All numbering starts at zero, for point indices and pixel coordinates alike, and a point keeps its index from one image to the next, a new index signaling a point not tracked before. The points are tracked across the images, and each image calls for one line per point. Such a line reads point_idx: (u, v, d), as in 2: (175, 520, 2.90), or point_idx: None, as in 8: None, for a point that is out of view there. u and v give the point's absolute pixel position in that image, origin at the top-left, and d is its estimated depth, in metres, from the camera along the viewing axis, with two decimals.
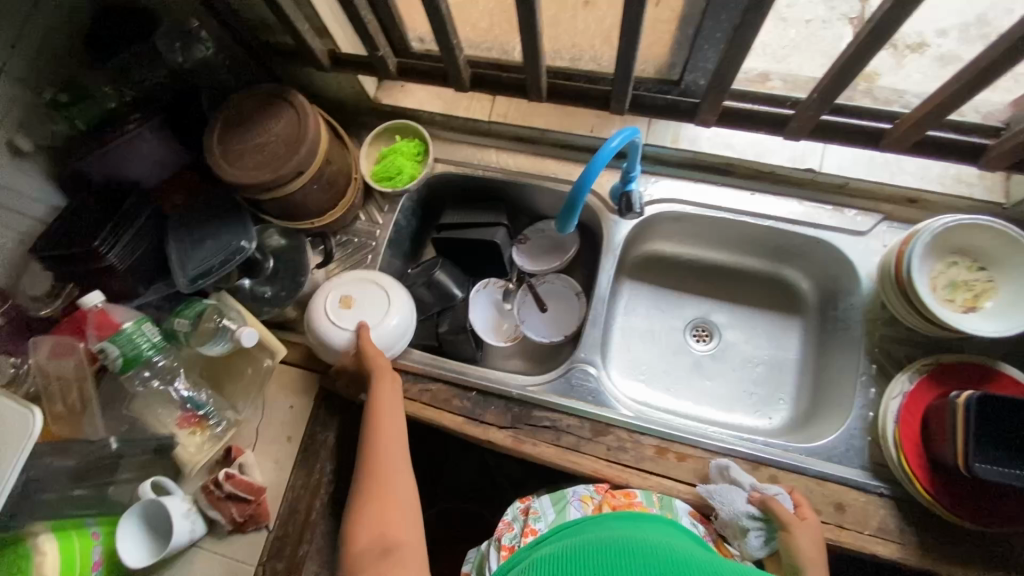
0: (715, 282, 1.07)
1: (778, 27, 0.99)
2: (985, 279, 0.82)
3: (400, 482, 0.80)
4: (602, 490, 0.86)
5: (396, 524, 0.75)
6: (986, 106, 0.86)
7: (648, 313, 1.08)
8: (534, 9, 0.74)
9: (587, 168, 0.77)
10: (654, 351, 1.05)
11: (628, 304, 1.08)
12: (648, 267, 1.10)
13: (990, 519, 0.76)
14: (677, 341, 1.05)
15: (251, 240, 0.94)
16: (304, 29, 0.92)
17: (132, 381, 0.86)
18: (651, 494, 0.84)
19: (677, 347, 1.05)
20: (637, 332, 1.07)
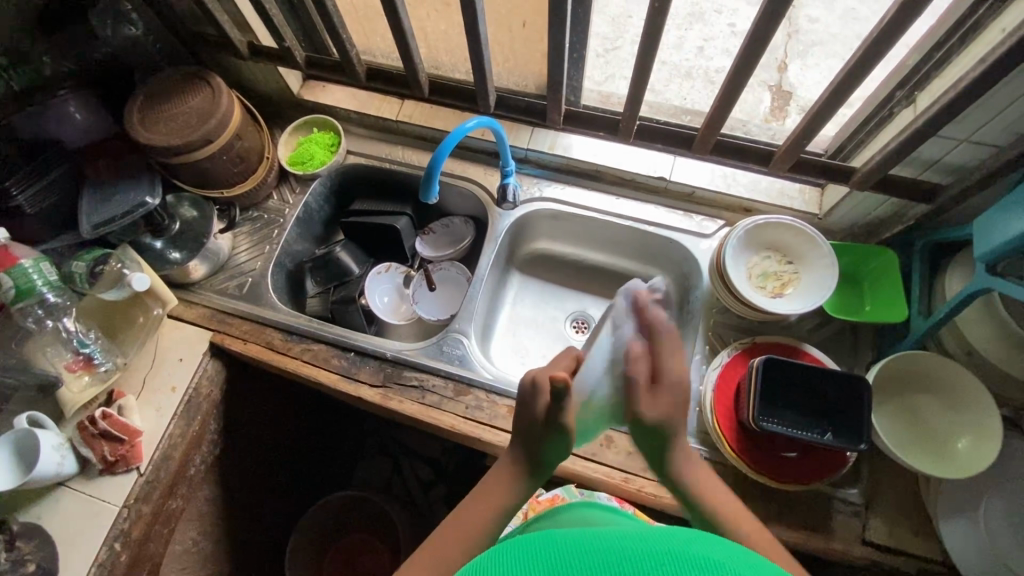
0: (596, 280, 1.22)
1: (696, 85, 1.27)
2: (791, 271, 0.95)
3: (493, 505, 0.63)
4: (530, 500, 0.94)
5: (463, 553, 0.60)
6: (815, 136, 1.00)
7: (534, 303, 1.22)
8: (399, 14, 0.83)
9: (440, 148, 0.84)
10: (536, 336, 1.18)
11: (517, 295, 1.22)
12: (540, 264, 1.24)
13: (790, 476, 0.85)
14: (554, 328, 1.19)
15: (155, 196, 0.98)
16: (224, 20, 0.97)
17: (25, 315, 0.93)
18: (571, 488, 0.92)
19: (554, 335, 1.18)
20: (521, 318, 1.20)
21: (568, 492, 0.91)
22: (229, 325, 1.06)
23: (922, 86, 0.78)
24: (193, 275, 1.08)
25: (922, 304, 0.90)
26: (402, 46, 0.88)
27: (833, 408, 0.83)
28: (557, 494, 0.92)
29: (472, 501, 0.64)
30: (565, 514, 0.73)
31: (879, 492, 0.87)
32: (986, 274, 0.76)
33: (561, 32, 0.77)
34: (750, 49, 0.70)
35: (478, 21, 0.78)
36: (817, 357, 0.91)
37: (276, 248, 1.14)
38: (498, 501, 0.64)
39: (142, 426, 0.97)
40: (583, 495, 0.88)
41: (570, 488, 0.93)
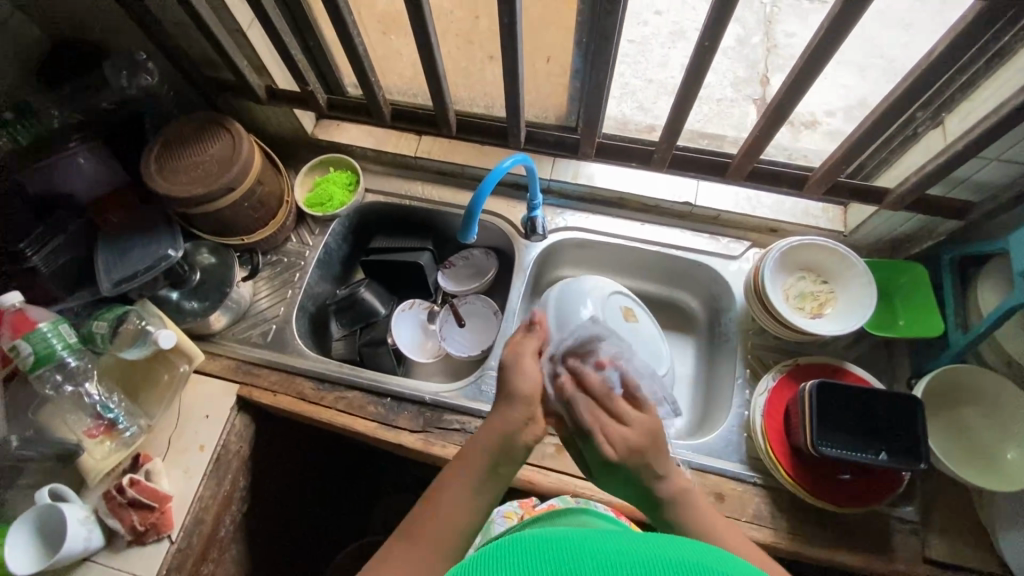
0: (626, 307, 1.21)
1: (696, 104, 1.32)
2: (827, 290, 0.96)
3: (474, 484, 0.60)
4: (527, 505, 0.90)
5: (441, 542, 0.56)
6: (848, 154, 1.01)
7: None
8: (434, 58, 0.82)
9: (479, 189, 0.83)
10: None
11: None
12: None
13: (848, 500, 0.84)
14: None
15: (178, 248, 0.95)
16: (244, 66, 0.95)
17: (44, 383, 0.88)
18: (567, 496, 0.87)
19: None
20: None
21: (564, 499, 0.86)
22: (256, 376, 1.02)
23: (948, 108, 0.80)
24: (215, 326, 1.04)
25: (959, 317, 0.91)
26: (433, 86, 0.88)
27: (886, 427, 0.83)
28: (553, 503, 0.87)
29: (450, 477, 0.61)
30: (562, 519, 0.64)
31: (934, 510, 0.87)
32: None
33: (601, 69, 0.77)
34: (797, 80, 0.71)
35: (516, 60, 0.78)
36: (861, 376, 0.91)
37: (299, 293, 1.10)
38: (475, 486, 0.60)
39: (171, 490, 0.92)
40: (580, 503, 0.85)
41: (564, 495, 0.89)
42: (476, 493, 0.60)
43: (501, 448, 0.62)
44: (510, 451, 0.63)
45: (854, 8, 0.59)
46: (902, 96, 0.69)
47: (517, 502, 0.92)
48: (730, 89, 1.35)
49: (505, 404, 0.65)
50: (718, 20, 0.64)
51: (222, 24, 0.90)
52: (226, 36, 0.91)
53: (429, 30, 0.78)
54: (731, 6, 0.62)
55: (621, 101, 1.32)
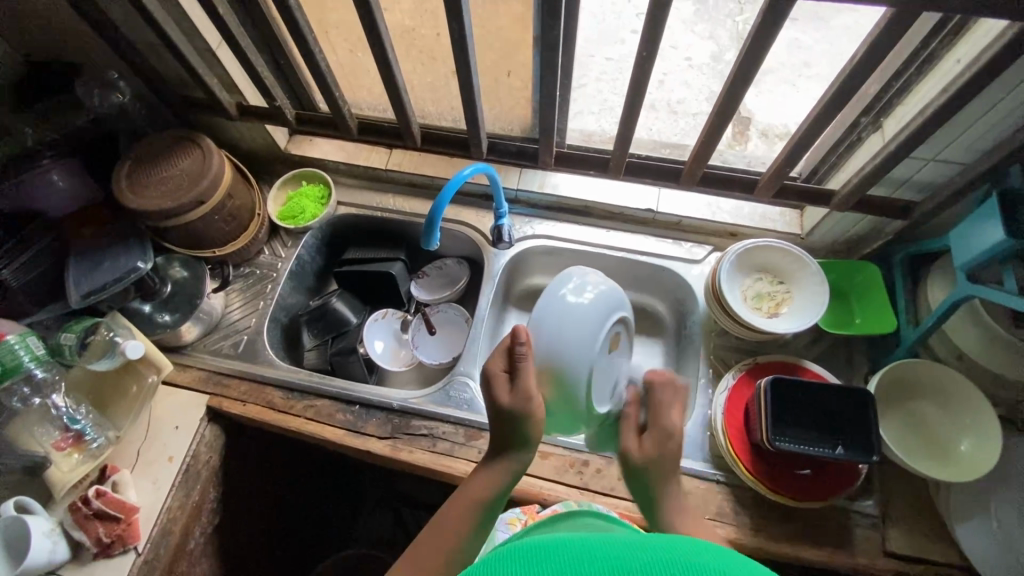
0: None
1: (671, 118, 1.37)
2: (784, 290, 0.99)
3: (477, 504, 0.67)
4: (528, 511, 0.90)
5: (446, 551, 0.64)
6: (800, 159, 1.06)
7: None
8: (394, 73, 0.86)
9: (438, 197, 0.85)
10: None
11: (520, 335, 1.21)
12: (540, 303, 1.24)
13: (806, 494, 0.86)
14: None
15: (148, 260, 0.96)
16: (213, 83, 0.98)
17: (11, 396, 0.88)
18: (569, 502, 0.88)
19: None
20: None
21: (568, 505, 0.87)
22: (226, 387, 1.02)
23: (885, 112, 0.84)
24: (186, 337, 1.05)
25: (910, 314, 0.94)
26: (395, 99, 0.91)
27: (839, 421, 0.85)
28: (555, 508, 0.87)
29: (454, 505, 0.68)
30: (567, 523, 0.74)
31: (893, 503, 0.88)
32: (967, 281, 0.80)
33: (553, 80, 0.81)
34: (734, 87, 0.74)
35: (471, 74, 0.82)
36: (817, 372, 0.93)
37: (270, 303, 1.12)
38: (475, 504, 0.67)
39: (138, 501, 0.92)
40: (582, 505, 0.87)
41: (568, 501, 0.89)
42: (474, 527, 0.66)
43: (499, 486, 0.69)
44: (508, 486, 0.69)
45: (774, 17, 0.63)
46: (833, 99, 0.73)
47: (519, 507, 0.92)
48: (705, 103, 1.40)
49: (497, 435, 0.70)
50: (653, 32, 0.68)
51: (191, 43, 0.93)
52: (195, 55, 0.94)
53: (386, 44, 0.81)
54: (664, 18, 0.66)
55: (600, 116, 1.36)
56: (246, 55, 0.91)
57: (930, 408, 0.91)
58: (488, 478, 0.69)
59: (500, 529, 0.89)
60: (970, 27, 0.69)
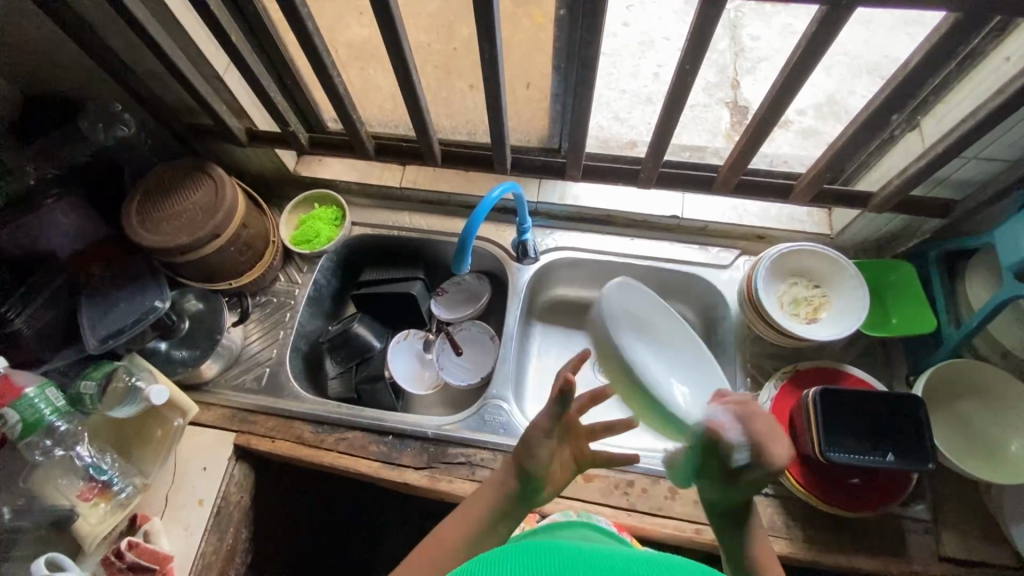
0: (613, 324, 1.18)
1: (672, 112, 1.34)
2: (820, 295, 0.97)
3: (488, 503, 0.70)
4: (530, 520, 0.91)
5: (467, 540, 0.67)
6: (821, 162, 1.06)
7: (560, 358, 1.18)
8: (416, 92, 0.83)
9: (469, 221, 0.82)
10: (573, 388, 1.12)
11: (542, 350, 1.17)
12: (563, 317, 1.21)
13: (859, 504, 0.84)
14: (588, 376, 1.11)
15: (166, 299, 0.93)
16: (221, 110, 0.94)
17: (32, 450, 0.84)
18: (570, 511, 0.87)
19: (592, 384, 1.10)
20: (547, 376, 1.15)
21: (566, 515, 0.86)
22: (252, 423, 0.99)
23: (923, 110, 0.82)
24: (206, 374, 1.02)
25: (950, 312, 0.92)
26: (416, 118, 0.88)
27: (888, 428, 0.84)
28: (555, 517, 0.86)
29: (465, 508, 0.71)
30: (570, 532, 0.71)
31: (942, 506, 0.87)
32: (1015, 280, 0.78)
33: (584, 94, 0.77)
34: (780, 94, 0.71)
35: (498, 92, 0.79)
36: (860, 378, 0.92)
37: (290, 333, 1.08)
38: (490, 499, 0.70)
39: (171, 549, 0.89)
40: (581, 516, 0.86)
41: (568, 511, 0.88)
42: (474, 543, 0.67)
43: (503, 498, 0.70)
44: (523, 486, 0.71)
45: (830, 24, 0.60)
46: (882, 104, 0.71)
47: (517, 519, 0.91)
48: (703, 94, 1.37)
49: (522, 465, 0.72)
50: (697, 42, 0.65)
51: (198, 70, 0.89)
52: (203, 82, 0.90)
53: (410, 64, 0.78)
54: (710, 28, 0.63)
55: (597, 113, 1.33)
56: (259, 80, 0.88)
57: (988, 417, 0.88)
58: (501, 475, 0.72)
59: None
60: (1019, 24, 0.67)
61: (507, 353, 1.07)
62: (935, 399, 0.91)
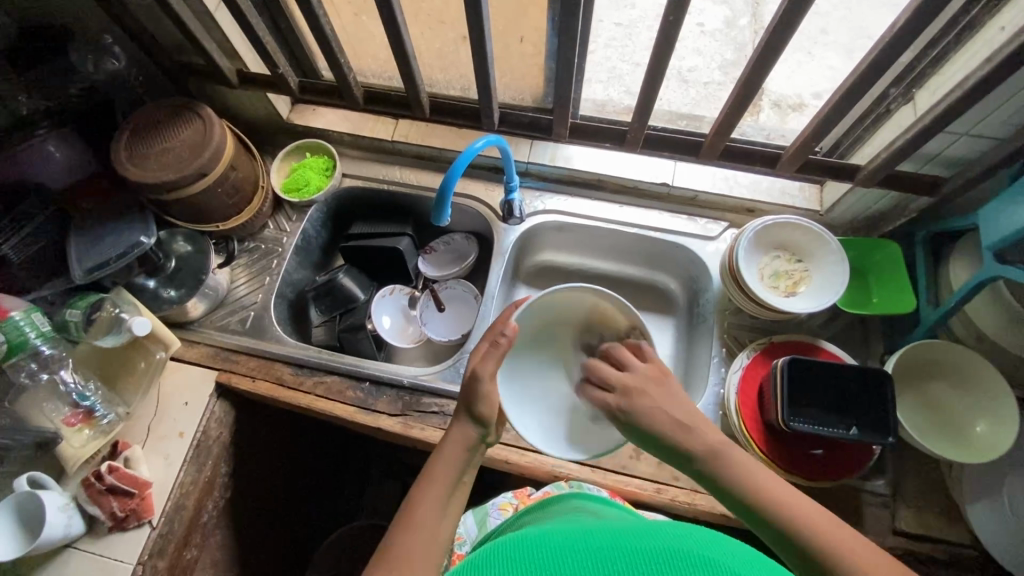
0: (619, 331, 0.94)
1: (681, 87, 1.32)
2: (801, 269, 0.97)
3: (446, 479, 0.67)
4: (520, 496, 0.95)
5: (433, 525, 0.62)
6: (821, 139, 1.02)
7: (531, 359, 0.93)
8: (403, 40, 0.82)
9: (449, 173, 0.82)
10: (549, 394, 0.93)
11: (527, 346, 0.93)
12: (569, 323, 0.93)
13: (818, 474, 0.86)
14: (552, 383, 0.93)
15: (151, 234, 0.94)
16: (211, 49, 0.94)
17: (18, 372, 0.88)
18: (561, 482, 0.89)
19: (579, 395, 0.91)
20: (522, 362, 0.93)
21: (558, 485, 0.88)
22: (234, 363, 1.02)
23: (919, 84, 0.80)
24: (192, 314, 1.04)
25: (930, 293, 0.92)
26: (403, 66, 0.87)
27: (855, 402, 0.84)
28: (548, 489, 0.88)
29: (425, 484, 0.67)
30: (559, 506, 0.75)
31: (904, 482, 0.89)
32: (996, 262, 0.77)
33: (570, 47, 0.76)
34: (762, 58, 0.70)
35: (483, 41, 0.77)
36: (834, 353, 0.92)
37: (277, 279, 1.10)
38: (448, 472, 0.68)
39: (150, 477, 0.92)
40: (573, 487, 0.87)
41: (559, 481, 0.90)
42: (446, 507, 0.65)
43: (460, 463, 0.70)
44: (469, 455, 0.71)
45: None
46: (870, 71, 0.69)
47: (512, 494, 0.96)
48: (716, 72, 1.34)
49: (466, 420, 0.73)
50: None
51: (189, 6, 0.89)
52: (193, 19, 0.90)
53: (396, 8, 0.77)
54: None
55: (607, 85, 1.31)
56: (247, 19, 0.87)
57: (955, 397, 0.89)
58: (456, 436, 0.72)
59: (492, 515, 0.93)
60: None
61: (489, 311, 1.09)
62: (904, 378, 0.92)
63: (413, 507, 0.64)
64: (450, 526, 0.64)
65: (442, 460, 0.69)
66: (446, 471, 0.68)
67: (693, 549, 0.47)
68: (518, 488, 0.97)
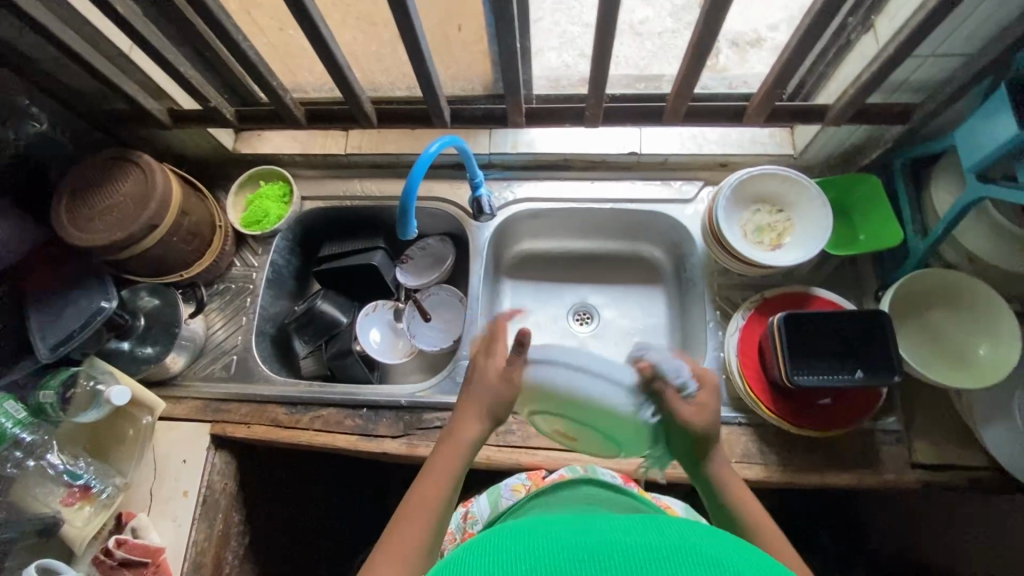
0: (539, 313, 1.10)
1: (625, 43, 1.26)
2: (784, 219, 0.94)
3: (449, 469, 0.66)
4: (534, 476, 0.88)
5: (431, 521, 0.62)
6: None
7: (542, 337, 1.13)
8: (332, 52, 0.77)
9: (408, 182, 0.78)
10: None
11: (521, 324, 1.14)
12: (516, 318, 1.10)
13: (828, 423, 0.85)
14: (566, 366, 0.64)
15: (111, 297, 0.90)
16: (135, 92, 0.88)
17: (3, 464, 0.85)
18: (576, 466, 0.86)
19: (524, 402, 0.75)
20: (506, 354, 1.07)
21: (574, 469, 0.86)
22: (226, 412, 0.99)
23: (876, 9, 0.77)
24: (173, 368, 1.00)
25: (916, 222, 0.90)
26: (336, 78, 0.82)
27: (857, 346, 0.83)
28: (564, 473, 0.86)
29: (426, 477, 0.65)
30: (562, 493, 0.72)
31: (916, 415, 0.88)
32: (978, 182, 0.75)
33: (509, 32, 0.71)
34: (712, 13, 0.66)
35: (416, 38, 0.73)
36: (828, 300, 0.91)
37: (253, 317, 1.06)
38: (451, 464, 0.66)
39: (162, 542, 0.90)
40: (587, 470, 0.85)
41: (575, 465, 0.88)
42: (449, 496, 0.64)
43: (465, 452, 0.67)
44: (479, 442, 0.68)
45: None
46: (826, 8, 0.65)
47: (525, 474, 0.89)
48: None
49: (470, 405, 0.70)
50: None
51: (102, 53, 0.84)
52: (107, 64, 0.84)
53: (316, 19, 0.72)
54: None
55: None
56: (165, 56, 0.82)
57: (957, 323, 0.88)
58: (466, 422, 0.69)
59: (506, 495, 0.85)
60: None
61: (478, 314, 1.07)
62: (903, 310, 0.91)
63: (412, 499, 0.63)
64: (451, 516, 0.64)
65: (445, 451, 0.67)
66: (446, 462, 0.66)
67: (705, 545, 0.42)
68: (533, 470, 0.90)
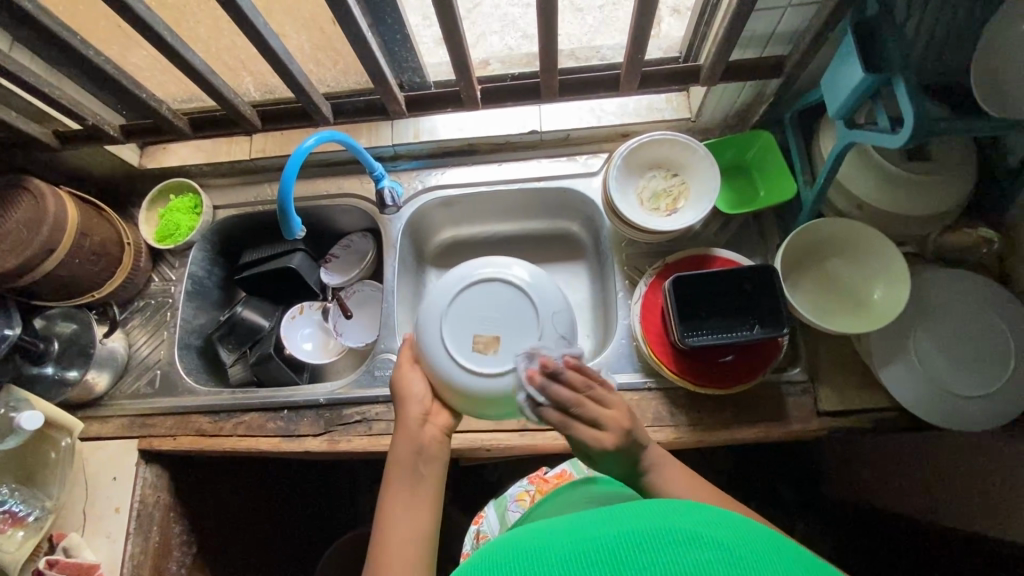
0: None
1: None
2: (679, 183, 0.95)
3: (406, 468, 0.66)
4: (535, 480, 0.90)
5: (409, 530, 0.61)
6: (667, 44, 0.99)
7: None
8: (191, 60, 0.77)
9: (282, 182, 0.78)
10: None
11: None
12: None
13: (731, 379, 0.87)
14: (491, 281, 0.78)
15: (15, 325, 0.92)
16: (12, 118, 0.88)
17: None
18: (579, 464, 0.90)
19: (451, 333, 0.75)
20: None
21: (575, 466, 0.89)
22: (151, 427, 1.00)
23: None
24: (98, 389, 1.01)
25: (807, 173, 0.90)
26: (204, 86, 0.82)
27: (750, 300, 0.84)
28: (565, 470, 0.90)
29: (391, 484, 0.65)
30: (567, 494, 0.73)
31: (820, 364, 0.90)
32: (847, 128, 0.76)
33: (354, 25, 0.71)
34: None
35: (265, 39, 0.73)
36: (727, 258, 0.92)
37: (174, 330, 1.07)
38: (406, 462, 0.66)
39: (97, 558, 0.92)
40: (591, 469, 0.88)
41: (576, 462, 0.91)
42: (414, 492, 0.64)
43: (417, 445, 0.68)
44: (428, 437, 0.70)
45: None
46: None
47: (527, 481, 0.91)
48: None
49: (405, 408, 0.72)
50: None
51: None
52: None
53: (162, 29, 0.72)
54: None
55: None
56: (30, 80, 0.81)
57: (852, 270, 0.89)
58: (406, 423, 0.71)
59: (511, 508, 0.88)
60: None
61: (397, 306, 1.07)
62: (800, 263, 0.92)
63: (383, 511, 0.63)
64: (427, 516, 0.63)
65: (400, 453, 0.67)
66: (402, 464, 0.66)
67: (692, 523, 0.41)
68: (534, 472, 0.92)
